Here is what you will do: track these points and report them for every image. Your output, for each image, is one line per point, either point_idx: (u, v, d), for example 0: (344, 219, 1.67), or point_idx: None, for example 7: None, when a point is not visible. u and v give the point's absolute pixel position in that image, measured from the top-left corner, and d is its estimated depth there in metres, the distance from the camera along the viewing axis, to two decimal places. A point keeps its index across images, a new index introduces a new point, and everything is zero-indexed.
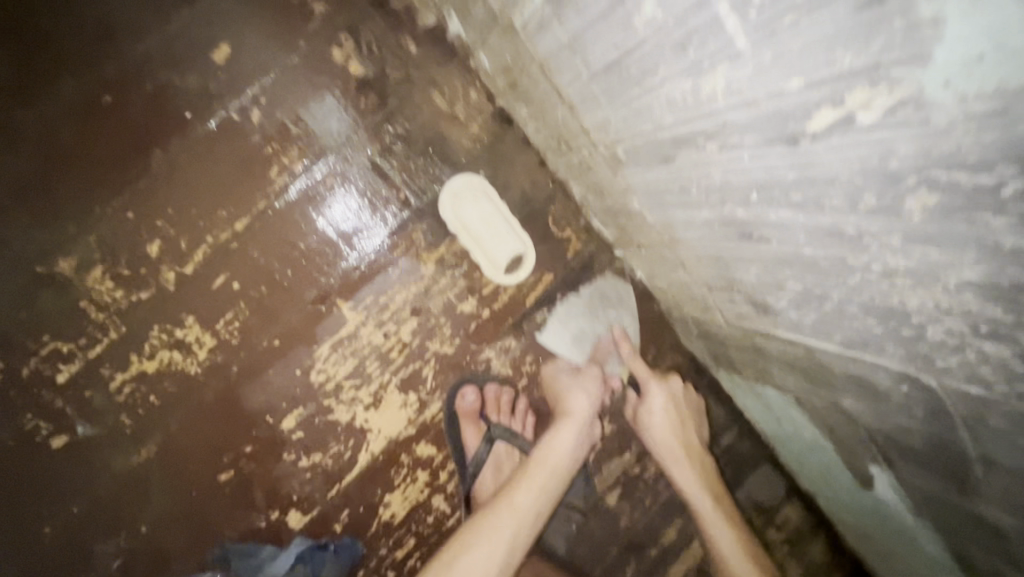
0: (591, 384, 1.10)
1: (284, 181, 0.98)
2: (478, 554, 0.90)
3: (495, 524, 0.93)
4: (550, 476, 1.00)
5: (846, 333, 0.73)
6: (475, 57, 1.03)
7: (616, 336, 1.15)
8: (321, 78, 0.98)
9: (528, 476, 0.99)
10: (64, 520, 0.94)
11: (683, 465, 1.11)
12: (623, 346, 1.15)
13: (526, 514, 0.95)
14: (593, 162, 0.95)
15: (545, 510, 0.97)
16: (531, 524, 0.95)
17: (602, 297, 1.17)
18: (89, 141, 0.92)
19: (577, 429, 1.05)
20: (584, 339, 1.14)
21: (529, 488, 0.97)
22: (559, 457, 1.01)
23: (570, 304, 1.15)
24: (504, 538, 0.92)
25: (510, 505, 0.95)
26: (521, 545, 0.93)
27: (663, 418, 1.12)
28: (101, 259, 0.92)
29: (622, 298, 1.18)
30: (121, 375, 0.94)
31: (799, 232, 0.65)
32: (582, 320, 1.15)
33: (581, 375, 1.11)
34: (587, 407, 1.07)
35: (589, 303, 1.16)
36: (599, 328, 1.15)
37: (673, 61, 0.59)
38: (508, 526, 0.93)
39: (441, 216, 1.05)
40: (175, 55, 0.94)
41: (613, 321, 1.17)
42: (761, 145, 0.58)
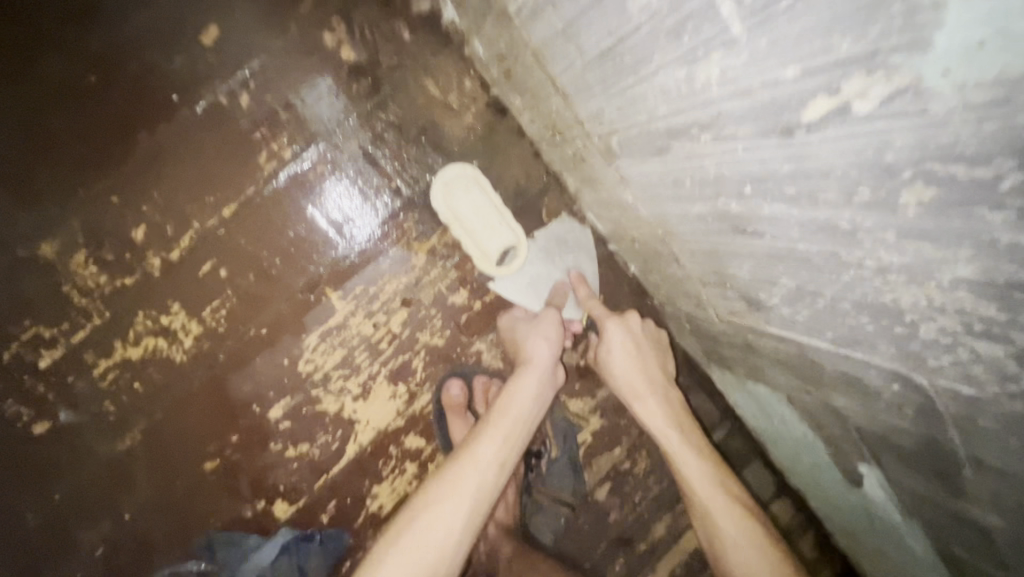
0: (548, 327, 1.03)
1: (273, 167, 0.96)
2: (447, 507, 0.86)
3: (456, 476, 0.89)
4: (518, 424, 0.95)
5: (838, 331, 0.72)
6: (470, 45, 1.01)
7: (574, 279, 1.10)
8: (312, 63, 0.96)
9: (493, 428, 0.94)
10: (46, 507, 0.93)
11: (647, 396, 1.05)
12: (580, 288, 1.10)
13: (492, 464, 0.91)
14: (587, 153, 0.94)
15: (512, 448, 0.94)
16: (495, 473, 0.91)
17: (559, 242, 1.13)
18: (73, 122, 0.90)
19: (539, 377, 1.00)
20: (540, 283, 1.09)
21: (491, 437, 0.92)
22: (520, 407, 0.96)
23: (523, 250, 1.09)
24: (470, 491, 0.88)
25: (471, 459, 0.91)
26: (490, 492, 0.90)
27: (625, 349, 1.06)
28: (86, 243, 0.91)
29: (580, 243, 1.14)
30: (105, 361, 0.93)
31: (792, 227, 0.64)
32: (539, 266, 1.10)
33: (539, 320, 1.04)
34: (547, 351, 1.01)
35: (543, 247, 1.11)
36: (556, 274, 1.11)
37: (667, 49, 0.58)
38: (472, 479, 0.89)
39: (432, 205, 1.03)
40: (163, 35, 0.92)
41: (570, 265, 1.13)
42: (756, 136, 0.57)
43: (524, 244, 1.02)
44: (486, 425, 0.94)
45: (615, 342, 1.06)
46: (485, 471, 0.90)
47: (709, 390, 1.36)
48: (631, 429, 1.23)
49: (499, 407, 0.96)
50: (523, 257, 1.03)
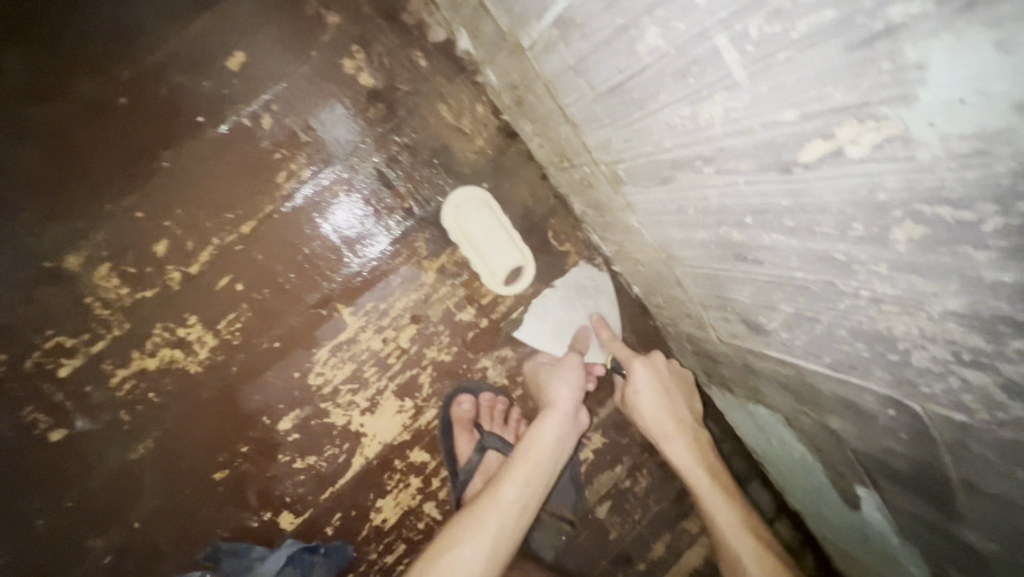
0: (571, 372, 1.08)
1: (291, 186, 1.00)
2: (464, 552, 0.89)
3: (478, 519, 0.92)
4: (533, 470, 0.98)
5: (834, 356, 0.75)
6: (483, 73, 1.05)
7: (595, 323, 1.16)
8: (331, 87, 1.00)
9: (513, 468, 0.98)
10: (59, 513, 0.95)
11: (674, 436, 1.08)
12: (602, 332, 1.15)
13: (511, 509, 0.94)
14: (594, 179, 0.97)
15: (529, 499, 0.96)
16: (516, 518, 0.94)
17: (580, 288, 1.17)
18: (101, 140, 0.93)
19: (562, 420, 1.04)
20: (563, 330, 1.14)
21: (513, 482, 0.96)
22: (542, 451, 1.00)
23: (544, 299, 1.15)
24: (489, 535, 0.91)
25: (493, 505, 0.94)
26: (508, 540, 0.93)
27: (650, 388, 1.10)
28: (108, 256, 0.94)
29: (599, 288, 1.19)
30: (122, 371, 0.95)
31: (791, 256, 0.67)
32: (560, 312, 1.15)
33: (562, 365, 1.09)
34: (567, 387, 1.06)
35: (565, 295, 1.16)
36: (578, 319, 1.16)
37: (673, 88, 0.61)
38: (493, 524, 0.92)
39: (443, 224, 1.06)
40: (190, 59, 0.96)
41: (590, 309, 1.18)
42: (757, 171, 0.60)
43: (531, 265, 1.07)
44: (509, 471, 0.98)
45: (644, 382, 1.09)
46: (507, 514, 0.93)
47: (709, 410, 1.38)
48: (633, 447, 1.25)
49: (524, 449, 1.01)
50: (529, 277, 1.09)
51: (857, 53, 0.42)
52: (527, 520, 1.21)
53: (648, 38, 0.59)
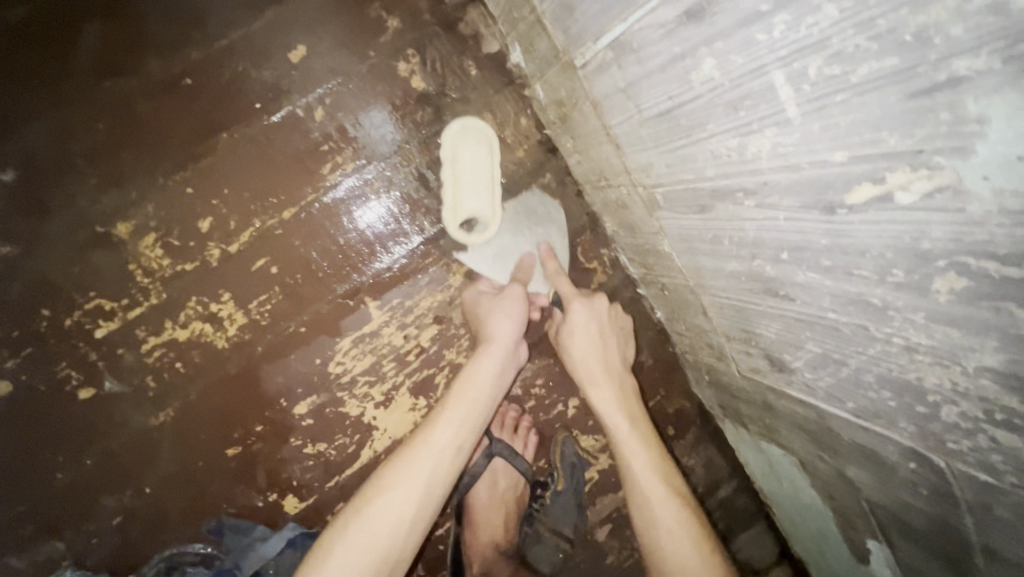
0: (512, 306, 1.03)
1: (335, 177, 1.02)
2: (397, 491, 0.87)
3: (413, 460, 0.90)
4: (469, 405, 0.96)
5: (858, 402, 0.75)
6: (531, 88, 1.07)
7: (543, 253, 1.11)
8: (383, 87, 1.03)
9: (447, 406, 0.95)
10: (78, 470, 0.98)
11: (602, 373, 1.07)
12: (551, 264, 1.10)
13: (447, 450, 0.92)
14: (629, 200, 0.98)
15: (469, 430, 0.95)
16: (452, 458, 0.92)
17: (529, 213, 1.12)
18: (164, 116, 0.97)
19: (500, 358, 1.00)
20: (505, 255, 1.10)
21: (448, 423, 0.93)
22: (478, 387, 0.97)
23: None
24: (419, 482, 0.89)
25: (423, 446, 0.91)
26: (440, 483, 0.91)
27: (585, 329, 1.08)
28: (156, 228, 0.96)
29: (550, 214, 1.14)
30: (154, 339, 0.98)
31: (824, 296, 0.67)
32: (504, 235, 1.10)
33: (503, 297, 1.04)
34: (503, 318, 1.02)
35: (512, 217, 1.11)
36: (522, 241, 1.11)
37: (723, 119, 0.62)
38: (427, 460, 0.90)
39: (441, 136, 1.05)
40: (256, 49, 0.99)
41: (538, 233, 1.13)
42: (798, 209, 0.61)
43: (497, 223, 1.06)
44: (443, 411, 0.94)
45: (581, 327, 1.08)
46: (443, 455, 0.91)
47: (719, 444, 1.37)
48: None
49: (459, 392, 0.96)
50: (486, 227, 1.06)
51: (915, 101, 0.42)
52: (527, 532, 1.21)
53: (703, 69, 0.60)
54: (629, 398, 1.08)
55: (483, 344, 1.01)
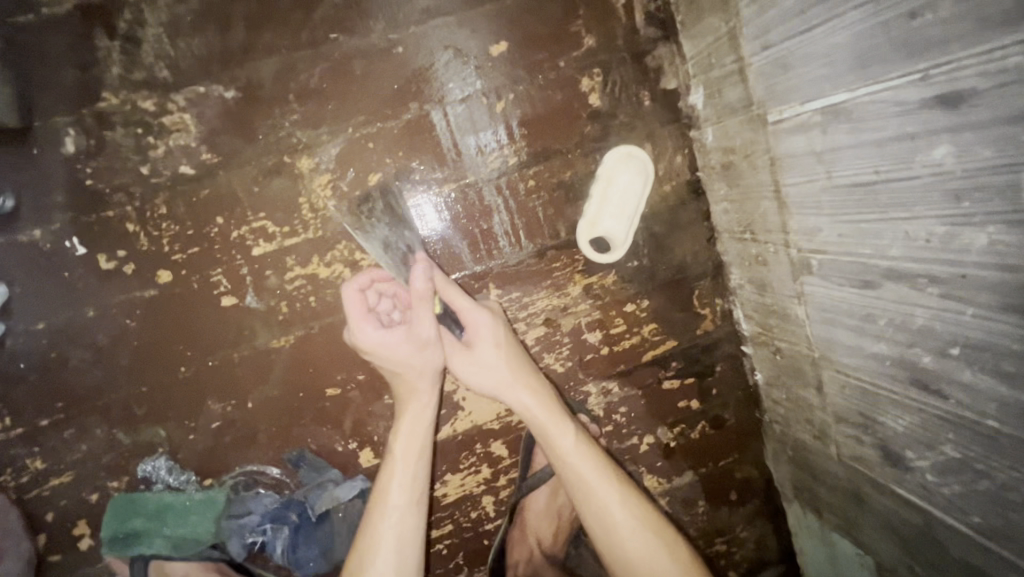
0: (392, 343, 0.97)
1: (497, 167, 1.08)
2: (373, 542, 0.95)
3: (377, 518, 0.98)
4: (411, 463, 1.02)
5: (988, 518, 0.74)
6: (697, 129, 1.11)
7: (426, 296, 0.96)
8: (563, 95, 1.09)
9: (389, 467, 1.01)
10: (198, 369, 1.05)
11: (550, 422, 1.04)
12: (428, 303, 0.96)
13: (405, 510, 0.99)
14: (773, 259, 1.00)
15: (417, 487, 1.01)
16: (412, 511, 0.99)
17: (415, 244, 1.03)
18: (367, 72, 1.03)
19: (414, 412, 1.03)
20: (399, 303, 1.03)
21: (395, 480, 1.00)
22: (404, 447, 1.02)
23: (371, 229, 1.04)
24: (390, 539, 0.96)
25: (380, 508, 0.99)
26: (411, 539, 0.98)
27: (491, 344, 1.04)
28: (332, 170, 1.03)
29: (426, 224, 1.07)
30: (299, 269, 1.04)
31: (990, 401, 0.67)
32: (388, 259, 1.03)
33: (410, 351, 0.98)
34: (425, 371, 1.00)
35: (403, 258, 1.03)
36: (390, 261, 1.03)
37: (937, 205, 0.64)
38: (391, 517, 0.97)
39: (597, 158, 1.10)
40: (463, 31, 1.05)
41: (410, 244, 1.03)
42: (995, 309, 0.62)
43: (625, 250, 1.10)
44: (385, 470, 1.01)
45: (483, 361, 1.04)
46: (402, 513, 0.98)
47: (776, 524, 1.33)
48: None
49: (397, 453, 1.02)
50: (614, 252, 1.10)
51: None
52: (571, 552, 1.20)
53: (935, 153, 0.62)
54: (585, 447, 1.05)
55: (401, 397, 1.03)
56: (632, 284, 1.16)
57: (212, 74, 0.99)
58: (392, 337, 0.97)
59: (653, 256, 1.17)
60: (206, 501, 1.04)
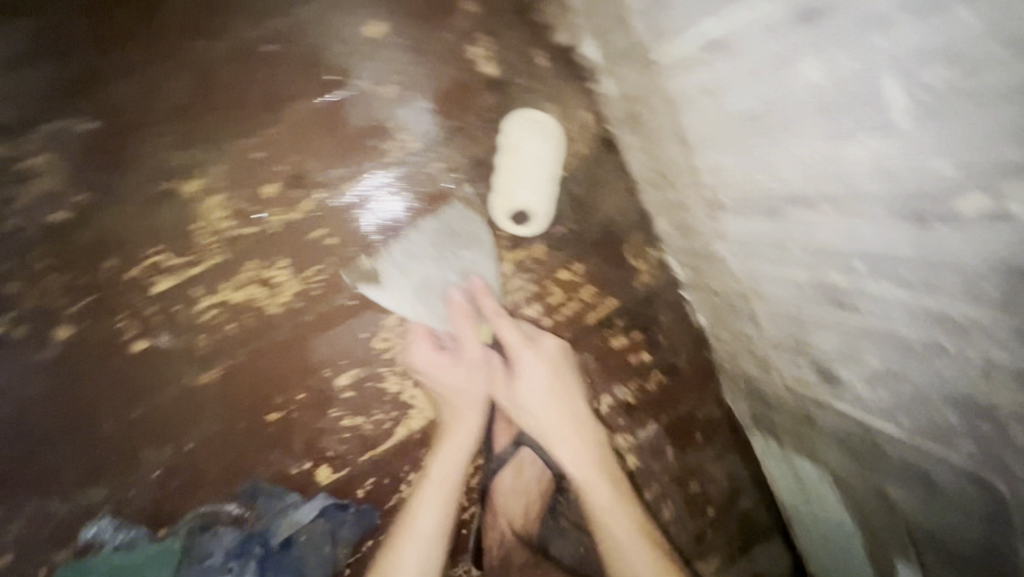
0: (456, 375, 1.10)
1: (398, 155, 1.04)
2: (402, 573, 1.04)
3: (400, 550, 1.06)
4: (447, 488, 1.10)
5: (917, 420, 0.75)
6: (599, 82, 1.08)
7: (476, 288, 1.10)
8: (455, 70, 1.05)
9: (422, 488, 1.09)
10: (123, 421, 0.99)
11: (586, 445, 1.17)
12: (484, 298, 1.10)
13: (426, 540, 1.07)
14: (690, 203, 0.98)
15: (444, 517, 1.09)
16: (430, 546, 1.07)
17: (450, 233, 1.07)
18: (237, 77, 0.98)
19: (461, 444, 1.11)
20: (427, 292, 1.07)
21: (427, 515, 1.08)
22: (444, 475, 1.10)
23: (409, 239, 1.06)
24: (413, 568, 1.05)
25: (408, 535, 1.07)
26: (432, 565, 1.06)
27: (534, 379, 1.14)
28: (225, 186, 0.97)
29: (475, 236, 1.08)
30: (209, 298, 0.99)
31: (897, 309, 0.67)
32: (427, 265, 1.07)
33: (456, 363, 1.10)
34: (476, 402, 1.11)
35: (435, 239, 1.07)
36: (449, 275, 1.08)
37: (819, 123, 0.63)
38: (412, 549, 1.06)
39: (501, 127, 1.07)
40: (333, 20, 1.01)
41: (467, 262, 1.08)
42: (889, 218, 0.61)
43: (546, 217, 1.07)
44: (416, 498, 1.08)
45: (536, 382, 1.14)
46: (422, 542, 1.06)
47: (746, 456, 1.37)
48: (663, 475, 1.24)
49: (433, 480, 1.10)
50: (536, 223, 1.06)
51: None
52: (549, 524, 1.19)
53: (805, 71, 0.61)
54: (600, 464, 1.18)
55: (446, 422, 1.11)
56: (562, 250, 1.14)
57: (72, 108, 0.94)
58: (440, 358, 1.10)
59: (579, 219, 1.14)
60: (162, 553, 0.99)
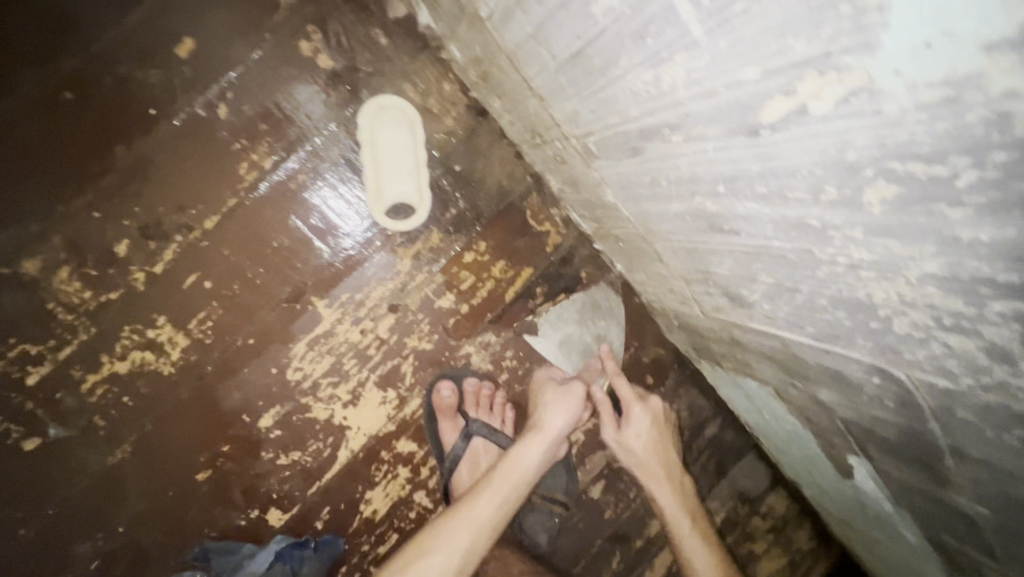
0: (571, 402, 1.07)
1: (254, 177, 0.98)
2: (437, 557, 0.89)
3: (451, 533, 0.91)
4: (515, 486, 0.98)
5: (817, 326, 0.73)
6: (448, 49, 1.02)
7: (603, 352, 1.16)
8: (290, 72, 0.98)
9: (495, 483, 0.97)
10: (40, 522, 0.94)
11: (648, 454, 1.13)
12: (608, 361, 1.15)
13: (485, 523, 0.93)
14: (567, 155, 0.94)
15: (507, 509, 0.97)
16: (489, 534, 0.94)
17: (594, 305, 1.19)
18: (55, 138, 0.93)
19: (546, 446, 1.03)
20: (571, 345, 1.17)
21: (489, 499, 0.95)
22: (522, 470, 1.00)
23: (561, 308, 1.17)
24: (457, 552, 0.90)
25: (461, 519, 0.93)
26: (478, 553, 0.92)
27: (640, 433, 1.13)
28: (67, 259, 0.93)
29: (612, 310, 1.22)
30: (92, 377, 0.95)
31: (766, 224, 0.64)
32: (570, 326, 1.18)
33: (566, 390, 1.08)
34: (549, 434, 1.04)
35: (579, 309, 1.18)
36: (587, 338, 1.18)
37: (633, 51, 0.58)
38: (463, 539, 0.91)
39: (357, 121, 1.00)
40: (140, 52, 0.95)
41: (602, 332, 1.20)
42: (725, 136, 0.57)
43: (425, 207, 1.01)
44: (489, 485, 0.97)
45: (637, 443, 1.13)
46: (478, 531, 0.92)
47: (700, 385, 1.37)
48: None
49: (507, 464, 1.00)
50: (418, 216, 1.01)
51: None
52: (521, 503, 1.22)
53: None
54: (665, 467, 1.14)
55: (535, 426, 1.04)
56: (460, 232, 1.09)
57: None
58: (570, 396, 1.07)
59: (469, 195, 1.09)
60: None
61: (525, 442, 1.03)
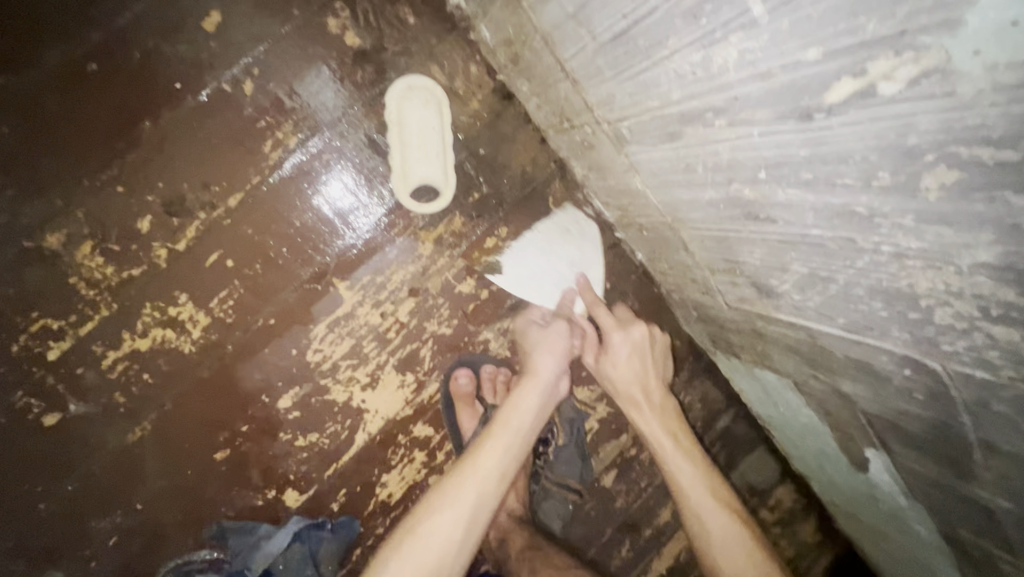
0: (555, 342, 1.04)
1: (278, 155, 0.97)
2: (447, 511, 0.86)
3: (459, 484, 0.89)
4: (518, 437, 0.96)
5: (850, 317, 0.72)
6: (477, 30, 1.01)
7: (581, 283, 1.09)
8: (317, 49, 0.97)
9: (496, 434, 0.95)
10: (59, 497, 0.93)
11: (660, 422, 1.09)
12: (587, 296, 1.09)
13: (492, 474, 0.91)
14: (595, 140, 0.93)
15: (514, 461, 0.94)
16: (497, 481, 0.91)
17: (562, 232, 1.12)
18: (78, 111, 0.92)
19: (540, 393, 1.00)
20: (543, 277, 1.09)
21: (494, 449, 0.93)
22: (521, 419, 0.97)
23: (525, 240, 1.10)
24: (469, 502, 0.88)
25: (470, 470, 0.91)
26: (491, 500, 0.90)
27: (627, 364, 1.08)
28: (91, 233, 0.92)
29: (583, 232, 1.14)
30: (113, 354, 0.94)
31: (807, 213, 0.63)
32: (540, 259, 1.10)
33: (547, 333, 1.05)
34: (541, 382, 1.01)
35: (545, 237, 1.11)
36: (562, 266, 1.10)
37: (683, 31, 0.58)
38: (472, 488, 0.89)
39: (384, 101, 0.98)
40: (166, 24, 0.93)
41: (576, 256, 1.12)
42: (774, 120, 0.56)
43: (450, 190, 1.00)
44: (490, 436, 0.94)
45: (624, 355, 1.08)
46: (487, 480, 0.90)
47: (714, 377, 1.37)
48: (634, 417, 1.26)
49: (503, 420, 0.97)
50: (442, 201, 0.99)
51: None
52: (535, 490, 1.23)
53: None
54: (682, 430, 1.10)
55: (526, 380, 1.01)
56: (482, 217, 1.08)
57: None
58: (551, 339, 1.04)
59: (492, 180, 1.08)
60: None
61: (520, 390, 1.00)
